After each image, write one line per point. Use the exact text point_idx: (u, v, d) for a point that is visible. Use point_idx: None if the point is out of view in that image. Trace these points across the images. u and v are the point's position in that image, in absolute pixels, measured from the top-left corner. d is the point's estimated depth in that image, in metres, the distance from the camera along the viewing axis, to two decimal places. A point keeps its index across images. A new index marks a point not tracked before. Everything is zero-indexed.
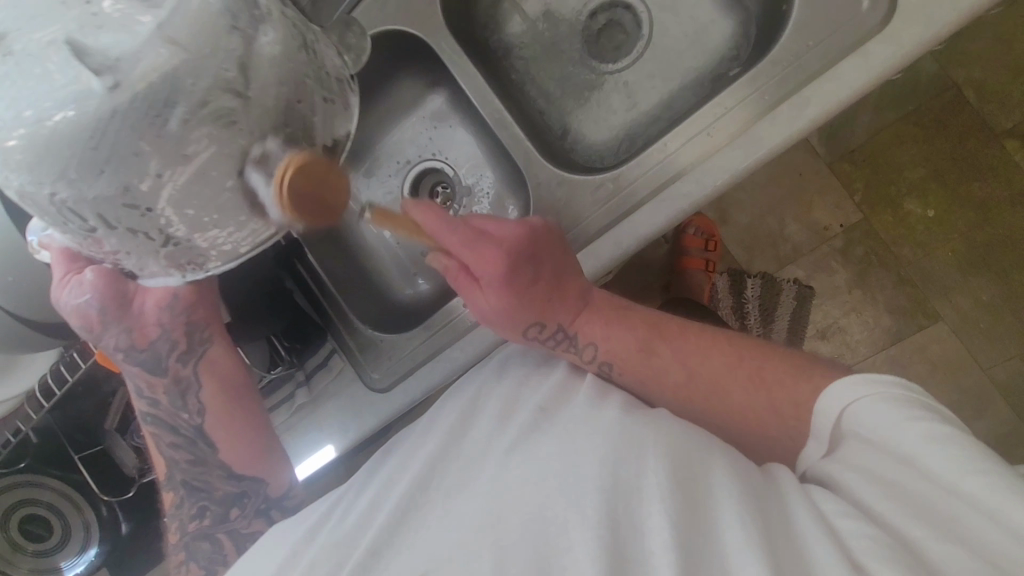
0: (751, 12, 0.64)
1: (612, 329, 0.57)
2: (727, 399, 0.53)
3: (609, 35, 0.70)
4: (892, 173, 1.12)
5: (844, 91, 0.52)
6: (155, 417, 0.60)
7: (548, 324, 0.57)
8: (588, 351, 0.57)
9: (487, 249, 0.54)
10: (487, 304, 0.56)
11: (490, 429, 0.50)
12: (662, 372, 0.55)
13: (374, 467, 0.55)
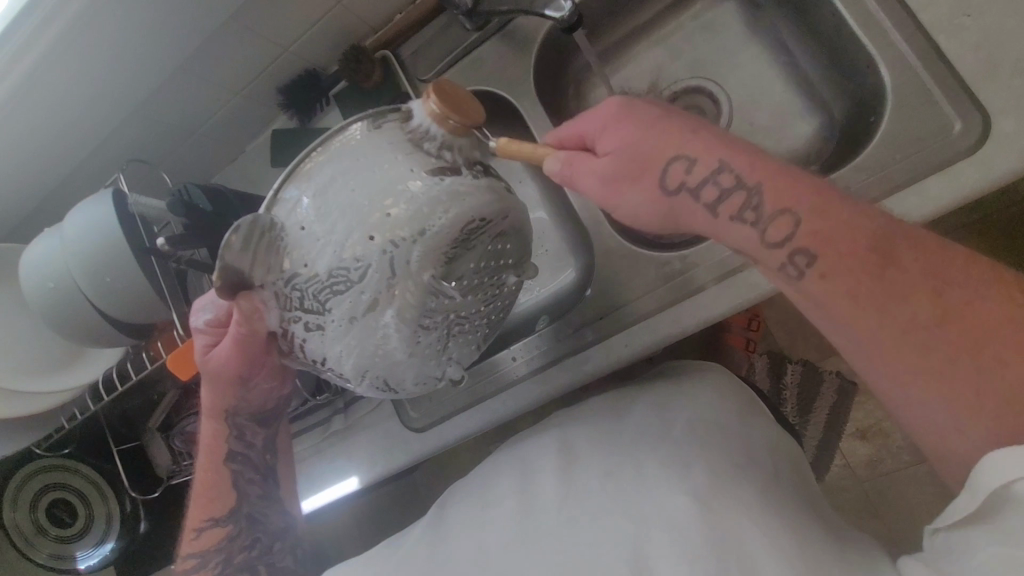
0: (836, 116, 0.65)
1: (832, 205, 0.42)
2: (955, 331, 0.40)
3: (689, 118, 0.73)
4: None
5: (928, 207, 0.53)
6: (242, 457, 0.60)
7: (704, 171, 0.44)
8: (783, 220, 0.43)
9: (616, 125, 0.45)
10: (611, 153, 0.45)
11: (553, 487, 0.53)
12: (878, 281, 0.41)
13: (458, 511, 0.58)
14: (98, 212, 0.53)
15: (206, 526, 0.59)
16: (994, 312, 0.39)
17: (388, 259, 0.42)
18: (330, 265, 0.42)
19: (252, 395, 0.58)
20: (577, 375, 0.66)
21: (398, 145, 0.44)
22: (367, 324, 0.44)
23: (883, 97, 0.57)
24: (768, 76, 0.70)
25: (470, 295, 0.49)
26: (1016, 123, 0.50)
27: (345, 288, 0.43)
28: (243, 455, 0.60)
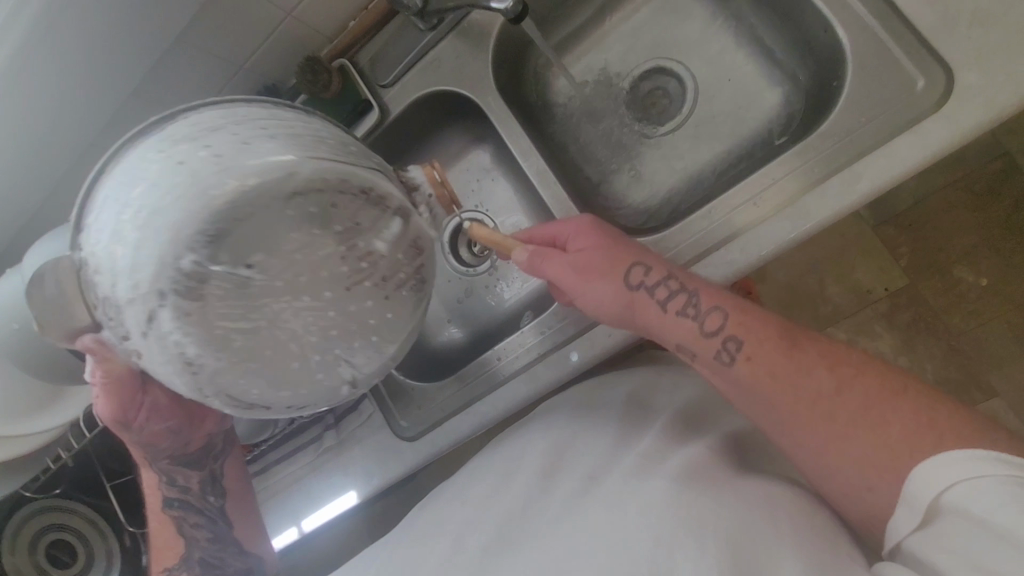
0: (800, 86, 0.64)
1: (746, 307, 0.52)
2: (853, 428, 0.46)
3: (654, 100, 0.71)
4: (938, 236, 1.09)
5: (897, 168, 0.52)
6: (181, 502, 0.60)
7: (659, 278, 0.52)
8: (722, 352, 0.51)
9: (569, 220, 0.56)
10: (572, 266, 0.54)
11: (531, 487, 0.52)
12: (799, 378, 0.49)
13: (439, 511, 0.57)
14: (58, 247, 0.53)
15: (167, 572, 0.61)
16: (873, 394, 0.47)
17: (182, 232, 0.39)
18: (124, 258, 0.39)
19: (149, 440, 0.57)
20: (563, 370, 0.65)
21: (174, 135, 0.40)
22: (217, 343, 0.42)
23: (844, 61, 0.56)
24: (730, 50, 0.69)
25: (325, 289, 0.44)
26: (980, 76, 0.49)
27: (126, 267, 0.39)
28: (181, 500, 0.60)
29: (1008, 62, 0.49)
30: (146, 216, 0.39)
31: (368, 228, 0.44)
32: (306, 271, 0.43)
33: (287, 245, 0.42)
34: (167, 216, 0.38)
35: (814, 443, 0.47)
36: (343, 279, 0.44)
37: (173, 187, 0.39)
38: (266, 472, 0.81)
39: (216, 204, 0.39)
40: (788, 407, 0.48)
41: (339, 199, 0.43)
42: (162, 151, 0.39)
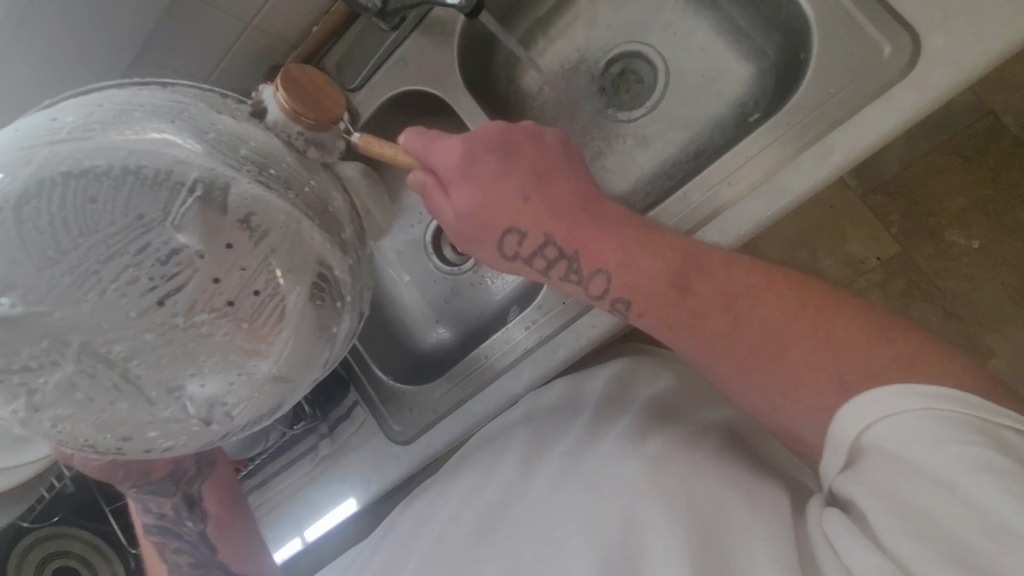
0: (769, 58, 0.63)
1: (643, 238, 0.47)
2: (778, 368, 0.43)
3: (626, 85, 0.71)
4: (926, 199, 1.08)
5: (870, 137, 0.51)
6: (160, 528, 0.61)
7: (533, 247, 0.49)
8: (619, 303, 0.49)
9: (448, 140, 0.48)
10: (455, 214, 0.49)
11: (512, 475, 0.53)
12: (728, 326, 0.45)
13: (430, 512, 0.56)
14: None
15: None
16: (805, 327, 0.43)
17: (110, 197, 0.49)
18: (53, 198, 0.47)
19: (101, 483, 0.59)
20: (551, 364, 0.65)
21: (64, 121, 0.46)
22: (58, 391, 0.48)
23: (810, 32, 0.55)
24: (698, 29, 0.68)
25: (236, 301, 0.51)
26: (947, 38, 0.49)
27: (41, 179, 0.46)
28: (161, 526, 0.61)
29: (974, 22, 0.48)
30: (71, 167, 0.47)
31: (291, 229, 0.52)
32: (95, 292, 0.48)
33: (70, 255, 0.48)
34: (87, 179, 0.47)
35: (759, 376, 0.44)
36: (223, 293, 0.51)
37: (89, 160, 0.47)
38: (266, 485, 0.80)
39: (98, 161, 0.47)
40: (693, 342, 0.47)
41: (126, 201, 0.49)
42: (56, 139, 0.45)
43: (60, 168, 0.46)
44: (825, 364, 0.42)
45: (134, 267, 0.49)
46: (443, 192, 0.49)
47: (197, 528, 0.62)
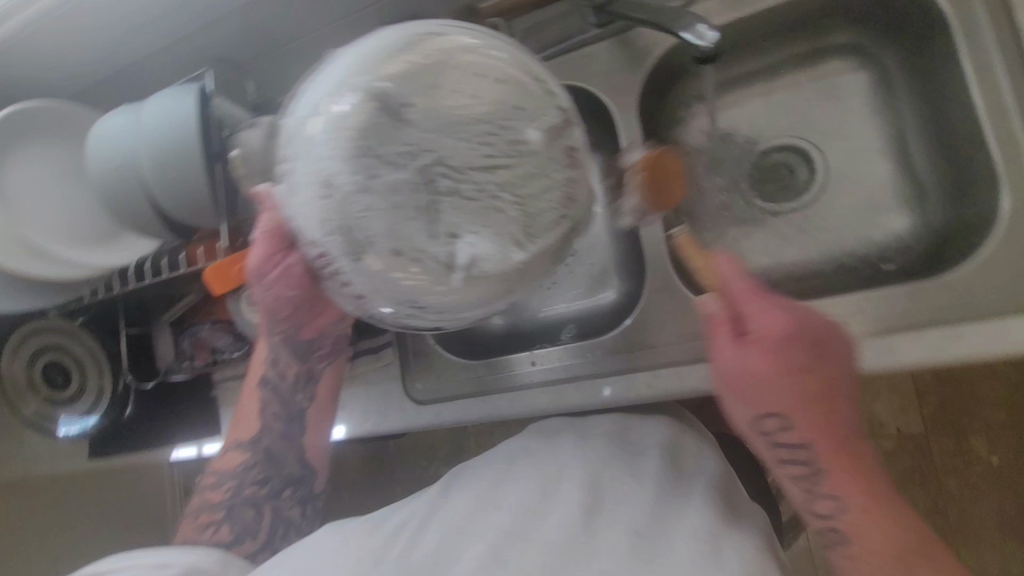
0: (931, 223, 0.62)
1: (863, 463, 0.53)
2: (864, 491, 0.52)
3: (778, 176, 0.70)
4: (968, 400, 1.05)
5: (1003, 345, 0.50)
6: (273, 386, 0.63)
7: (773, 429, 0.53)
8: (773, 420, 0.53)
9: (770, 307, 0.51)
10: (719, 328, 0.53)
11: (572, 515, 0.49)
12: (825, 435, 0.52)
13: (437, 512, 0.54)
14: (178, 104, 0.52)
15: (224, 448, 0.63)
16: (867, 504, 0.52)
17: (449, 63, 0.44)
18: (388, 55, 0.44)
19: (268, 297, 0.57)
20: (592, 400, 0.65)
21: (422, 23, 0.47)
22: (384, 191, 0.41)
23: (993, 221, 0.54)
24: (876, 159, 0.66)
25: (536, 199, 0.44)
26: None
27: (390, 53, 0.44)
28: (273, 385, 0.63)
29: None
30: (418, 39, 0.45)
31: (579, 148, 0.47)
32: (458, 134, 0.42)
33: (471, 108, 0.43)
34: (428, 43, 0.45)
35: (860, 524, 0.52)
36: (534, 183, 0.44)
37: (439, 31, 0.46)
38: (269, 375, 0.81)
39: (453, 41, 0.45)
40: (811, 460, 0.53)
41: (476, 74, 0.44)
42: (425, 27, 0.46)
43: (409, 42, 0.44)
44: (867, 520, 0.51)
45: (488, 133, 0.43)
46: (729, 339, 0.53)
47: (303, 403, 0.64)
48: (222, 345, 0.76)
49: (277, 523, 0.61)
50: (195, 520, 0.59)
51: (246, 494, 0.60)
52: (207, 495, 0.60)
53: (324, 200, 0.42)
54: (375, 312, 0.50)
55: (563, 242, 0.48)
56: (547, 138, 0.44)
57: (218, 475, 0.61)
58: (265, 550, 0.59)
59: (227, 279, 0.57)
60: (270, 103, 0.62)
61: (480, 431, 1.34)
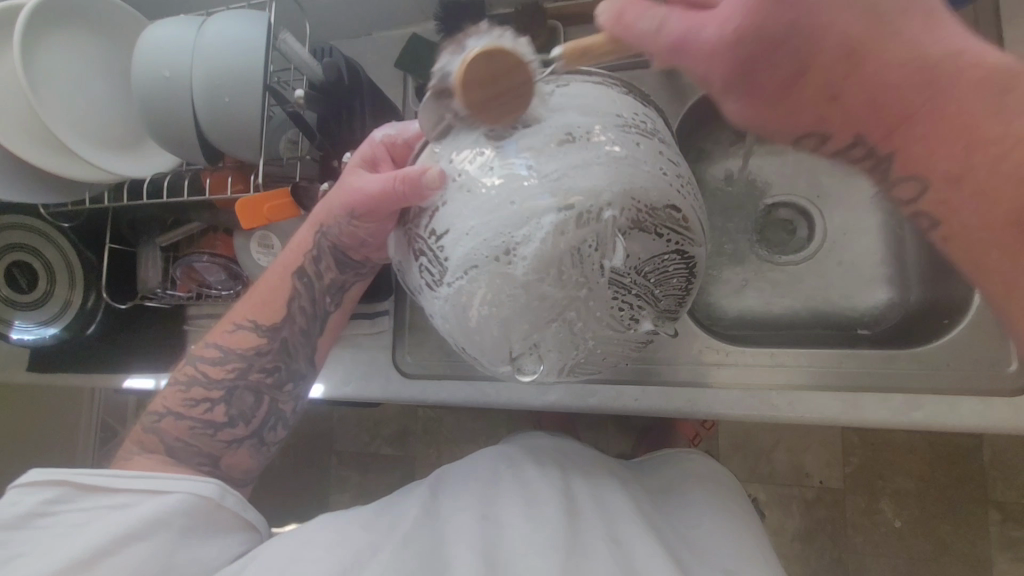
0: (908, 301, 0.69)
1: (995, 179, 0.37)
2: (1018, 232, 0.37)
3: (779, 229, 0.76)
4: (886, 469, 1.12)
5: (952, 419, 0.58)
6: (307, 281, 0.59)
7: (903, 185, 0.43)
8: (908, 186, 0.43)
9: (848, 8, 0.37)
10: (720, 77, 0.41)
11: (555, 519, 0.54)
12: (966, 132, 0.38)
13: (423, 519, 0.57)
14: (247, 33, 0.54)
15: (229, 325, 0.60)
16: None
17: (652, 238, 0.47)
18: (609, 171, 0.45)
19: (350, 229, 0.55)
20: (576, 401, 0.67)
21: (660, 150, 0.49)
22: (528, 266, 0.44)
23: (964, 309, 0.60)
24: (871, 232, 0.72)
25: (614, 350, 0.53)
26: None
27: (623, 188, 0.45)
28: (308, 280, 0.59)
29: None
30: (642, 171, 0.46)
31: (672, 325, 0.56)
32: (612, 293, 0.48)
33: (622, 263, 0.46)
34: (637, 167, 0.46)
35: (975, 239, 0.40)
36: (623, 338, 0.52)
37: (660, 167, 0.48)
38: None
39: (674, 205, 0.48)
40: (945, 197, 0.41)
41: (660, 247, 0.48)
42: (654, 153, 0.48)
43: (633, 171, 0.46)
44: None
45: (624, 294, 0.49)
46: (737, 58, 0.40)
47: (329, 308, 0.62)
48: (212, 281, 0.75)
49: (274, 412, 0.61)
50: (185, 392, 0.58)
51: (251, 378, 0.59)
52: (206, 368, 0.58)
53: (488, 256, 0.45)
54: (415, 295, 0.54)
55: (606, 368, 0.57)
56: (668, 298, 0.53)
57: (223, 352, 0.59)
58: (252, 439, 0.60)
59: (262, 215, 0.58)
60: (329, 48, 0.61)
61: (433, 417, 1.34)
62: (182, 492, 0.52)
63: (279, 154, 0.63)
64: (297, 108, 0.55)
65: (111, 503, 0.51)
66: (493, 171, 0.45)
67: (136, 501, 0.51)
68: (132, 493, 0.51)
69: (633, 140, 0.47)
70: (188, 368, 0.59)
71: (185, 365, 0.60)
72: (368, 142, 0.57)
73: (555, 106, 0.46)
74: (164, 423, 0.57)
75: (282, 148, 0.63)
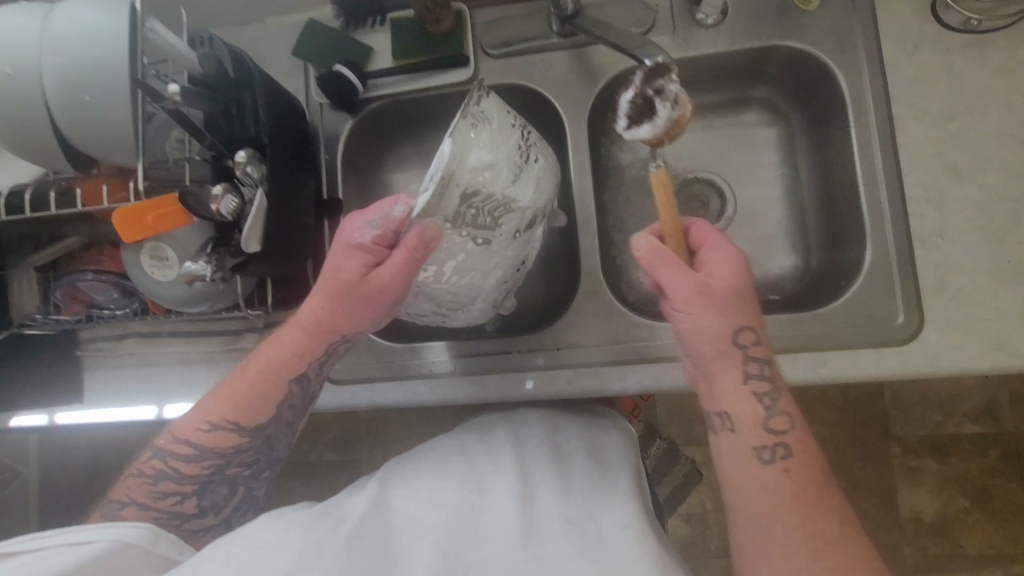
0: (810, 267, 0.74)
1: (806, 451, 0.53)
2: (830, 550, 0.49)
3: (694, 203, 0.79)
4: (806, 419, 1.21)
5: (853, 372, 0.62)
6: (297, 382, 0.59)
7: (733, 420, 0.53)
8: (765, 450, 0.52)
9: (734, 269, 0.53)
10: (711, 282, 0.52)
11: (506, 499, 0.54)
12: (761, 508, 0.51)
13: (371, 512, 0.55)
14: (106, 20, 0.47)
15: (204, 427, 0.58)
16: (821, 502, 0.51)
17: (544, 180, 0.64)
18: (535, 153, 0.58)
19: (368, 321, 0.57)
20: (510, 391, 0.67)
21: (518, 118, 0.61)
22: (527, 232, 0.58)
23: (858, 270, 0.65)
24: (771, 205, 0.77)
25: None
26: (939, 336, 0.60)
27: (544, 157, 0.59)
28: (303, 381, 0.59)
29: (960, 339, 0.60)
30: (536, 141, 0.59)
31: None
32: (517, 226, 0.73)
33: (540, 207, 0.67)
34: (533, 138, 0.59)
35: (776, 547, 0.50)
36: None
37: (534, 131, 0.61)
38: (156, 338, 0.73)
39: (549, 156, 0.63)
40: (795, 442, 0.52)
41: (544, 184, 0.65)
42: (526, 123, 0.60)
43: (535, 142, 0.59)
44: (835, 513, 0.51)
45: None
46: (681, 268, 0.52)
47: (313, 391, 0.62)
48: (103, 300, 0.68)
49: (245, 500, 0.63)
50: (153, 484, 0.58)
51: (228, 472, 0.60)
52: (178, 465, 0.58)
53: (511, 245, 0.56)
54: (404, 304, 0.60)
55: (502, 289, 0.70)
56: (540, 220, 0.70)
57: (199, 450, 0.58)
58: (219, 525, 0.62)
59: (143, 225, 0.53)
60: (208, 37, 0.56)
61: (373, 418, 1.30)
62: (106, 540, 0.49)
63: (166, 155, 0.59)
64: (175, 105, 0.50)
65: (14, 561, 0.46)
66: (495, 197, 0.53)
67: (48, 556, 0.46)
68: (47, 545, 0.47)
69: (526, 131, 0.58)
70: (156, 462, 0.58)
71: (150, 456, 0.59)
72: (348, 243, 0.54)
73: (483, 145, 0.52)
74: (125, 511, 0.58)
75: (169, 148, 0.59)
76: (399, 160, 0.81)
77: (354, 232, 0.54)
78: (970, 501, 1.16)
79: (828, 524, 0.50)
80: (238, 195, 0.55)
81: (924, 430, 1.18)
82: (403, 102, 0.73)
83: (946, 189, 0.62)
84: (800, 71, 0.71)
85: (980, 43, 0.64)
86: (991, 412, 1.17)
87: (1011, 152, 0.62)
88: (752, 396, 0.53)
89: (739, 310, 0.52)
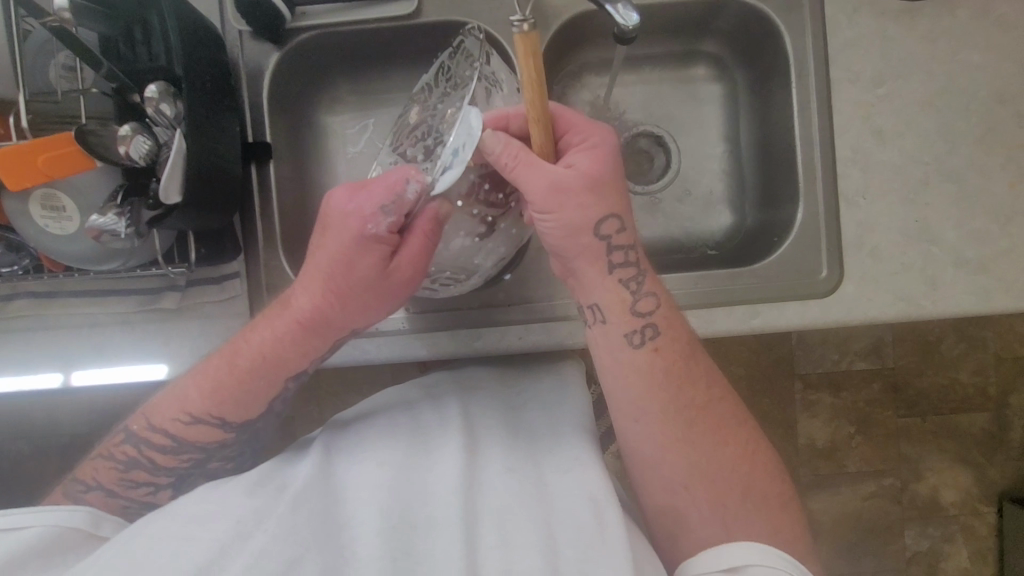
0: (745, 224, 0.78)
1: (677, 322, 0.56)
2: (696, 413, 0.56)
3: (641, 159, 0.80)
4: (725, 359, 1.31)
5: (780, 322, 0.67)
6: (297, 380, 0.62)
7: (614, 312, 0.55)
8: (640, 334, 0.55)
9: (585, 155, 0.51)
10: (578, 172, 0.50)
11: (457, 452, 0.54)
12: (639, 395, 0.56)
13: (320, 476, 0.53)
14: None
15: (185, 420, 0.58)
16: (694, 378, 0.56)
17: None
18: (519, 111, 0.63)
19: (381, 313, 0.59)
20: (463, 348, 0.66)
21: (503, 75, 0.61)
22: None
23: (789, 229, 0.69)
24: (713, 163, 0.80)
25: None
26: (854, 289, 0.66)
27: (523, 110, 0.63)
28: (298, 376, 0.61)
29: (872, 291, 0.66)
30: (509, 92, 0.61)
31: None
32: None
33: None
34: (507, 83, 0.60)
35: (664, 433, 0.55)
36: None
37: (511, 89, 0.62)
38: (54, 298, 0.64)
39: None
40: (668, 318, 0.56)
41: None
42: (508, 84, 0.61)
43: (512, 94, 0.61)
44: (709, 382, 0.57)
45: None
46: (532, 163, 0.50)
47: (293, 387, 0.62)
48: None
49: None
50: (121, 471, 0.59)
51: (206, 466, 0.61)
52: (153, 455, 0.59)
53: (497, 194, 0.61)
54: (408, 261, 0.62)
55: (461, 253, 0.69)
56: None
57: (176, 441, 0.59)
58: None
59: (32, 168, 0.48)
60: None
61: None
62: (42, 528, 0.50)
63: (53, 86, 0.51)
64: (65, 23, 0.44)
65: None
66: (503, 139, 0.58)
67: None
68: None
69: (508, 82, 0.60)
70: (128, 448, 0.59)
71: (121, 442, 0.60)
72: (355, 232, 0.54)
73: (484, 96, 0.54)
74: (90, 496, 0.59)
75: (55, 75, 0.51)
76: (334, 101, 0.74)
77: (362, 221, 0.54)
78: (853, 427, 1.33)
79: (699, 396, 0.56)
80: (151, 136, 0.49)
81: (823, 367, 1.33)
82: (340, 34, 0.66)
83: (871, 152, 0.67)
84: (748, 27, 0.71)
85: (912, 11, 0.66)
86: (878, 350, 1.32)
87: (928, 120, 0.66)
88: (585, 266, 0.54)
89: (587, 193, 0.51)
